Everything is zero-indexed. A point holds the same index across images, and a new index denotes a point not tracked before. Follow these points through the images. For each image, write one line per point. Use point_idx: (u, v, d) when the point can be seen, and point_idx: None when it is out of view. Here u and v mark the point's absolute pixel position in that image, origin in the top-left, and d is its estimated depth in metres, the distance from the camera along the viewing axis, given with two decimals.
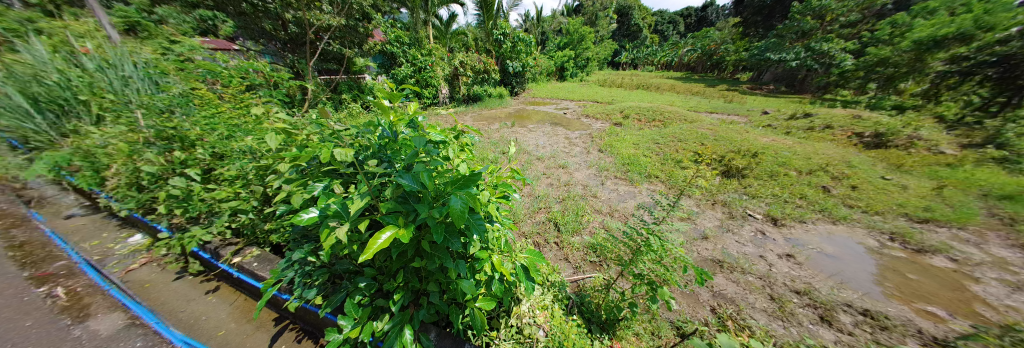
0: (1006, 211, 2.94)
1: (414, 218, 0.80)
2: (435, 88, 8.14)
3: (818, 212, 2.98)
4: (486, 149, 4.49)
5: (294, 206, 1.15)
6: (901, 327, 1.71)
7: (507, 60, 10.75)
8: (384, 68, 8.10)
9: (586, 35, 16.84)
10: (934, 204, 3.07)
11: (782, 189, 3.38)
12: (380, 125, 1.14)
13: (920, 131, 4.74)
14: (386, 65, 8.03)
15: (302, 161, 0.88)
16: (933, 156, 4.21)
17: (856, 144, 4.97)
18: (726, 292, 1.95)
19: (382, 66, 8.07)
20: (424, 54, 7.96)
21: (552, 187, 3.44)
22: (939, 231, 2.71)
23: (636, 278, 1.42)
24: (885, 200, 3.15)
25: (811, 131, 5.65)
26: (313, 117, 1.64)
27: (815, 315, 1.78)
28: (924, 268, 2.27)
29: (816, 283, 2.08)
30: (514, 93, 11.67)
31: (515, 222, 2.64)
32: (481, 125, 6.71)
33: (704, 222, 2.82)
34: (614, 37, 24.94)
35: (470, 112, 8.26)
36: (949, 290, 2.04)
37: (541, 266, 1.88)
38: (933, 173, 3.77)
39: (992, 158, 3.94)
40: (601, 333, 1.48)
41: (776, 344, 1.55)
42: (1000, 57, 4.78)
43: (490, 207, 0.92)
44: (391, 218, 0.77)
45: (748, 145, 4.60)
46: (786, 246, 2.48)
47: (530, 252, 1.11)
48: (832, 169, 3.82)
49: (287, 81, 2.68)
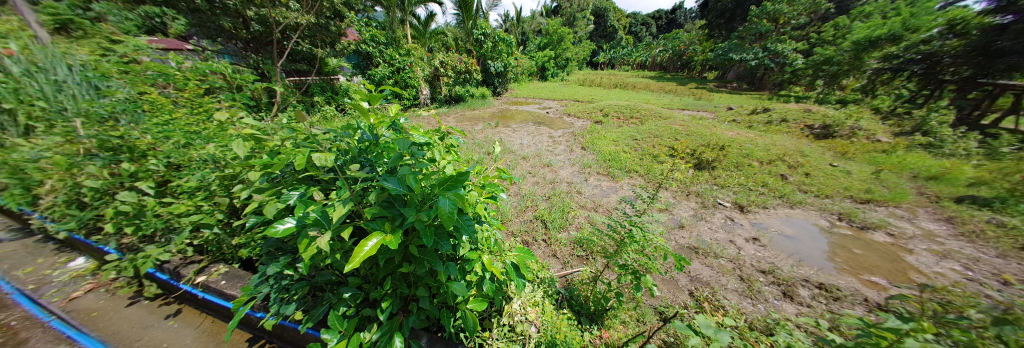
0: (931, 190, 3.42)
1: (400, 223, 0.78)
2: (416, 89, 7.94)
3: (778, 198, 3.27)
4: (471, 150, 4.47)
5: (266, 217, 1.07)
6: (849, 296, 1.93)
7: (488, 60, 10.71)
8: (360, 69, 7.78)
9: (565, 36, 17.18)
10: (872, 186, 3.49)
11: (747, 178, 3.67)
12: (360, 127, 1.11)
13: (860, 122, 5.33)
14: (362, 66, 7.74)
15: (276, 169, 0.83)
16: (872, 144, 4.74)
17: (808, 136, 5.49)
18: (702, 276, 2.09)
19: (359, 67, 7.75)
20: (402, 54, 7.74)
21: (538, 186, 3.49)
22: (878, 210, 3.09)
23: (621, 269, 1.48)
24: (833, 185, 3.52)
25: (770, 125, 6.17)
26: (284, 121, 1.55)
27: (779, 291, 1.96)
28: (868, 243, 2.57)
29: (778, 263, 2.28)
30: (497, 93, 11.68)
31: (503, 222, 2.66)
32: (464, 126, 6.64)
33: (680, 212, 2.99)
34: (591, 37, 25.63)
35: (453, 113, 8.14)
36: (888, 261, 2.33)
37: (530, 264, 1.91)
38: (871, 159, 4.26)
39: (920, 144, 4.54)
40: (591, 324, 1.55)
41: (746, 320, 1.69)
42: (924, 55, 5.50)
43: (478, 208, 0.93)
44: (375, 225, 0.74)
45: (716, 139, 4.92)
46: (752, 231, 2.71)
47: (521, 250, 1.11)
48: (789, 158, 4.19)
49: (252, 84, 2.49)
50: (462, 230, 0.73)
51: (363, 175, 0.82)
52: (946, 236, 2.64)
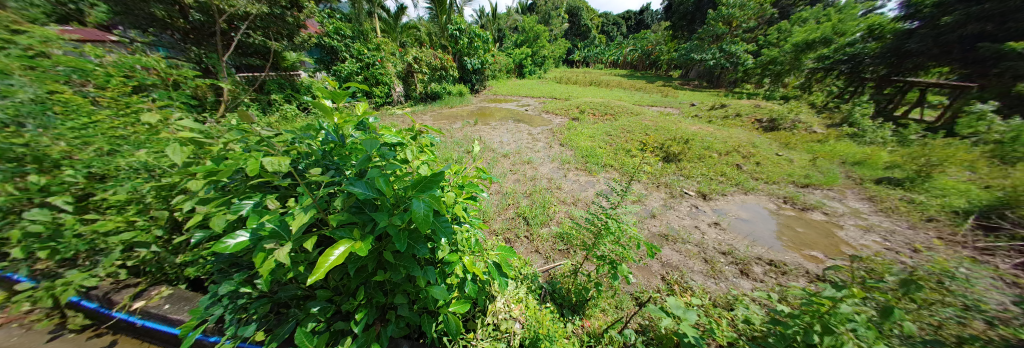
0: (856, 173, 3.98)
1: (371, 229, 0.74)
2: (388, 86, 7.57)
3: (734, 186, 3.61)
4: (450, 149, 4.36)
5: (214, 231, 0.96)
6: (794, 270, 2.19)
7: (465, 56, 10.47)
8: (323, 65, 7.18)
9: (540, 33, 17.33)
10: (810, 171, 3.98)
11: (708, 168, 4.00)
12: (323, 128, 1.04)
13: (800, 116, 6.04)
14: (327, 62, 7.16)
15: (221, 176, 0.75)
16: (809, 135, 5.39)
17: (758, 129, 6.10)
18: (672, 261, 2.25)
19: (322, 62, 7.14)
20: (372, 49, 7.30)
21: (519, 183, 3.50)
22: (816, 192, 3.54)
23: (599, 260, 1.55)
24: (779, 172, 3.95)
25: (726, 119, 6.75)
26: (233, 122, 1.39)
27: (737, 270, 2.17)
28: (807, 222, 2.94)
29: (736, 244, 2.52)
30: (474, 90, 11.52)
31: (485, 221, 2.65)
32: (442, 124, 6.47)
33: (651, 203, 3.18)
34: (566, 35, 26.10)
35: (429, 111, 7.89)
36: (824, 237, 2.68)
37: (513, 261, 1.93)
38: (809, 148, 4.85)
39: (847, 134, 5.25)
40: (574, 315, 1.61)
41: (711, 298, 1.86)
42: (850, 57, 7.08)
43: (456, 208, 0.91)
44: (343, 232, 0.70)
45: (681, 133, 5.28)
46: (713, 216, 2.97)
47: (503, 248, 1.11)
48: (743, 149, 4.62)
49: (193, 80, 2.19)
50: (437, 232, 0.71)
51: (327, 179, 0.76)
52: (869, 212, 3.10)
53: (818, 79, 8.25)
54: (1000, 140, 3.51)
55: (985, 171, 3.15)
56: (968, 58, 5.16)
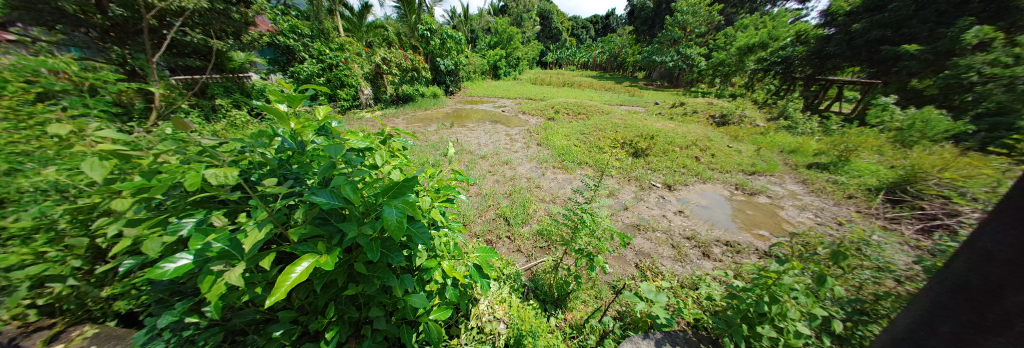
0: (792, 160, 4.57)
1: (339, 241, 0.70)
2: (355, 88, 7.16)
3: (695, 176, 3.95)
4: (425, 153, 4.23)
5: (149, 257, 0.84)
6: (746, 248, 2.47)
7: (437, 57, 10.22)
8: (279, 66, 6.57)
9: (513, 35, 17.51)
10: (756, 160, 4.50)
11: (672, 161, 4.33)
12: (278, 135, 0.97)
13: (745, 112, 6.79)
14: (283, 62, 6.58)
15: (155, 192, 0.67)
16: (754, 128, 6.07)
17: (712, 124, 6.74)
18: (644, 249, 2.41)
19: (277, 63, 6.54)
20: (335, 49, 6.83)
21: (498, 184, 3.51)
22: (761, 178, 4.01)
23: (578, 253, 1.62)
24: (731, 162, 4.40)
25: (686, 116, 7.36)
26: (169, 132, 1.23)
27: (700, 252, 2.39)
28: (755, 205, 3.32)
29: (698, 228, 2.77)
30: (449, 92, 11.31)
31: (465, 224, 2.62)
32: (416, 127, 6.26)
33: (624, 196, 3.37)
34: (538, 38, 26.63)
35: (402, 114, 7.58)
36: (769, 217, 3.05)
37: (495, 262, 1.94)
38: (754, 140, 5.47)
39: (783, 126, 6.00)
40: (556, 309, 1.66)
41: (678, 279, 2.03)
42: (783, 59, 8.18)
43: (432, 213, 0.90)
44: (305, 245, 0.65)
45: (647, 130, 5.65)
46: (678, 205, 3.23)
47: (484, 250, 1.11)
48: (700, 143, 5.07)
49: (113, 84, 1.88)
50: (410, 237, 0.69)
51: (284, 190, 0.71)
52: (803, 194, 3.58)
53: (759, 78, 9.35)
54: (897, 128, 4.24)
55: (887, 154, 3.80)
56: (873, 60, 6.15)
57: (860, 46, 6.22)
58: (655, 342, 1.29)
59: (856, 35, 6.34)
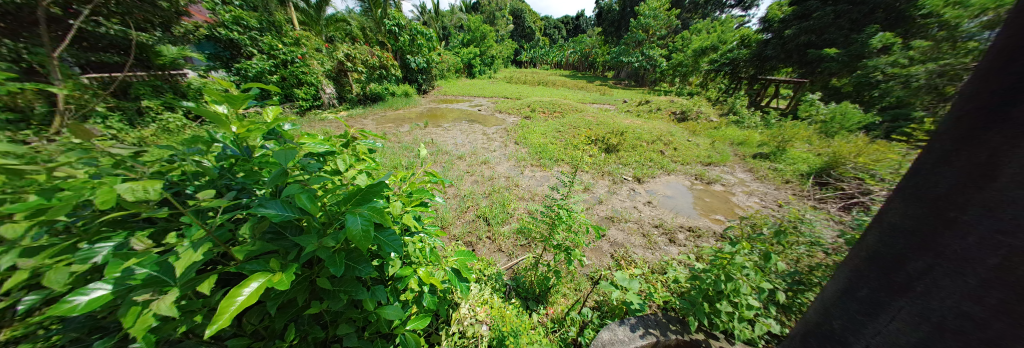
0: (741, 151, 5.11)
1: (296, 256, 0.64)
2: (315, 86, 6.59)
3: (660, 169, 4.24)
4: (398, 155, 4.02)
5: (51, 293, 0.69)
6: (706, 232, 2.72)
7: (407, 54, 9.78)
8: (221, 62, 5.51)
9: (486, 34, 17.33)
10: (711, 152, 4.97)
11: (640, 156, 4.60)
12: (218, 141, 0.86)
13: (701, 108, 7.45)
14: (226, 58, 5.54)
15: (54, 213, 0.55)
16: (709, 123, 6.68)
17: (674, 120, 7.29)
18: (617, 239, 2.55)
19: (219, 59, 5.48)
20: (289, 44, 6.19)
21: (477, 184, 3.46)
22: (717, 168, 4.43)
23: (556, 248, 1.65)
24: (691, 154, 4.81)
25: (651, 113, 7.86)
26: (71, 140, 1.01)
27: (667, 239, 2.58)
28: (712, 192, 3.67)
29: (664, 217, 2.99)
30: (421, 91, 10.90)
31: (443, 227, 2.54)
32: (387, 128, 5.95)
33: (599, 190, 3.51)
34: (512, 37, 26.67)
35: (371, 114, 7.15)
36: (723, 203, 3.40)
37: (475, 264, 1.92)
38: (709, 134, 6.02)
39: (733, 121, 6.68)
40: (538, 305, 1.68)
41: (648, 266, 2.18)
42: (732, 60, 9.10)
43: (404, 218, 0.85)
44: (255, 264, 0.59)
45: (618, 126, 5.94)
46: (646, 196, 3.45)
47: (462, 253, 1.08)
48: (664, 138, 5.45)
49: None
50: (377, 244, 0.65)
51: (225, 204, 0.63)
52: (750, 180, 4.03)
53: (711, 78, 10.33)
54: (822, 120, 4.94)
55: (814, 143, 4.41)
56: (802, 62, 7.08)
57: (792, 49, 7.15)
58: (630, 328, 1.34)
59: (789, 40, 7.24)
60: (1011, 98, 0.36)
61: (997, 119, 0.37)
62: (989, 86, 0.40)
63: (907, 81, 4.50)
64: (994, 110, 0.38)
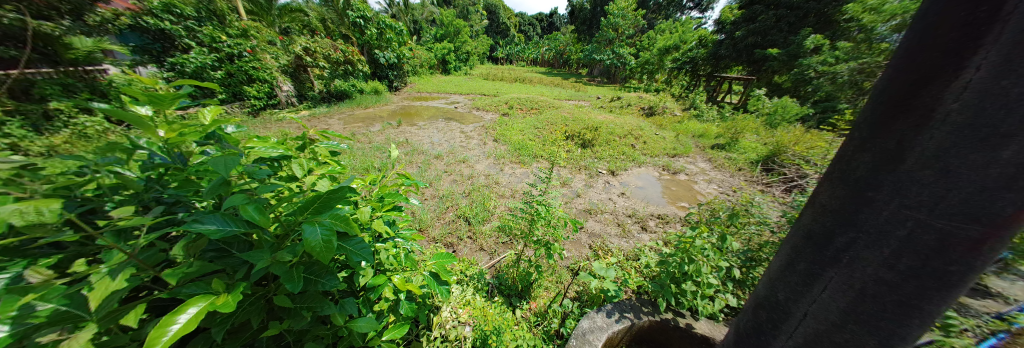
0: (702, 143, 5.56)
1: (245, 275, 0.57)
2: (269, 83, 5.95)
3: (632, 161, 4.48)
4: (369, 156, 3.79)
5: None
6: (673, 218, 2.93)
7: (375, 49, 9.20)
8: (151, 56, 4.65)
9: (460, 29, 16.89)
10: (676, 144, 5.35)
11: (614, 150, 4.81)
12: (142, 148, 0.74)
13: (666, 104, 7.96)
14: (158, 51, 4.67)
15: None
16: (674, 117, 7.17)
17: (643, 115, 7.71)
18: (594, 230, 2.66)
19: (148, 52, 4.60)
20: (235, 35, 5.47)
21: (456, 184, 3.39)
22: (681, 159, 4.78)
23: (536, 243, 1.67)
24: (659, 147, 5.13)
25: (623, 108, 8.25)
26: None
27: (640, 227, 2.74)
28: (678, 182, 3.95)
29: (636, 206, 3.17)
30: (392, 87, 10.38)
31: (422, 229, 2.45)
32: (356, 128, 5.58)
33: (576, 184, 3.61)
34: (487, 33, 26.25)
35: (337, 113, 6.66)
36: (687, 191, 3.69)
37: (455, 266, 1.88)
38: (675, 127, 6.46)
39: (694, 115, 7.24)
40: (521, 301, 1.70)
41: (622, 254, 2.30)
42: (692, 59, 9.83)
43: (375, 224, 0.80)
44: (194, 287, 0.52)
45: (592, 121, 6.15)
46: (620, 187, 3.62)
47: (440, 255, 1.04)
48: (635, 132, 5.75)
49: None
50: (340, 254, 0.61)
51: (150, 221, 0.54)
52: (709, 169, 4.41)
53: (674, 75, 11.09)
54: (767, 113, 5.53)
55: (761, 134, 4.95)
56: (750, 61, 7.85)
57: (742, 49, 7.89)
58: (607, 314, 1.40)
59: (739, 41, 7.99)
60: (922, 85, 0.39)
61: (912, 103, 0.40)
62: (901, 70, 0.42)
63: (833, 77, 5.18)
64: (908, 93, 0.41)
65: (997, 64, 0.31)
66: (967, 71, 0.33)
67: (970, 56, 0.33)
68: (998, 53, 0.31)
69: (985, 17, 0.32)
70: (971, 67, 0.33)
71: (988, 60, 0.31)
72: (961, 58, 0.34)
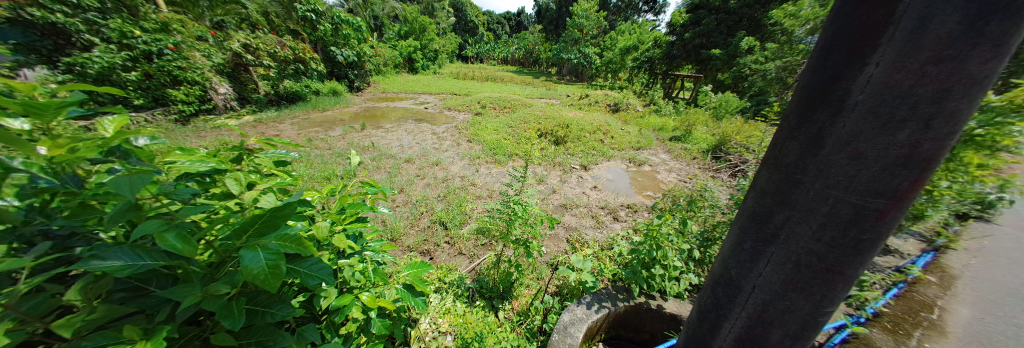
0: (662, 135, 6.03)
1: (168, 318, 0.48)
2: (200, 85, 5.15)
3: (603, 156, 4.69)
4: (329, 164, 3.47)
5: None
6: (640, 207, 3.13)
7: (330, 47, 8.57)
8: (39, 56, 3.77)
9: (426, 26, 16.25)
10: (640, 138, 5.74)
11: (585, 145, 5.01)
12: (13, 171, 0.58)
13: (629, 100, 8.49)
14: (49, 50, 3.81)
15: None
16: (637, 113, 7.69)
17: (609, 111, 8.14)
18: (570, 224, 2.74)
19: (36, 51, 3.73)
20: (152, 30, 4.64)
21: (429, 188, 3.26)
22: (644, 152, 5.13)
23: (516, 243, 1.66)
24: (625, 141, 5.45)
25: (591, 105, 8.62)
26: None
27: (612, 218, 2.89)
28: (644, 173, 4.24)
29: (608, 198, 3.33)
30: (353, 88, 9.67)
31: (394, 239, 2.32)
32: (312, 133, 5.08)
33: (552, 180, 3.68)
34: (455, 31, 25.61)
35: (289, 118, 6.00)
36: (651, 181, 3.97)
37: (432, 274, 1.81)
38: (638, 122, 6.91)
39: (654, 111, 7.82)
40: (503, 302, 1.68)
41: (597, 244, 2.40)
42: (649, 58, 10.61)
43: (337, 240, 0.73)
44: (98, 338, 0.42)
45: (563, 118, 6.32)
46: (592, 181, 3.78)
47: (414, 266, 0.98)
48: (603, 127, 6.05)
49: None
50: (292, 277, 0.54)
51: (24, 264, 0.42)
52: (669, 159, 4.80)
53: (635, 74, 11.89)
54: (714, 107, 6.18)
55: (710, 126, 5.51)
56: (697, 60, 8.70)
57: (691, 49, 8.72)
58: (587, 305, 1.44)
59: (688, 42, 8.81)
60: (834, 80, 0.45)
61: (827, 94, 0.46)
62: (812, 67, 0.48)
63: (764, 74, 5.96)
64: (823, 87, 0.47)
65: (892, 62, 0.37)
66: (869, 67, 0.39)
67: (872, 54, 0.38)
68: (892, 52, 0.36)
69: (880, 21, 0.38)
70: (872, 63, 0.38)
71: (886, 57, 0.37)
72: (864, 56, 0.40)
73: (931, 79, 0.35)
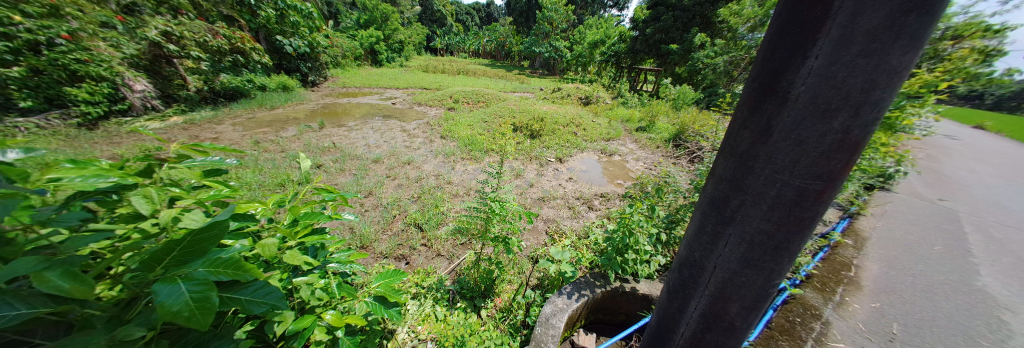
0: (629, 126, 6.37)
1: None
2: (108, 81, 4.29)
3: (576, 148, 4.83)
4: (283, 169, 3.12)
5: None
6: (611, 195, 3.28)
7: (276, 35, 7.86)
8: None
9: (389, 15, 15.13)
10: (609, 129, 5.98)
11: (560, 138, 5.10)
12: None
13: (598, 93, 8.82)
14: None
15: None
16: (606, 105, 8.02)
17: (581, 104, 8.36)
18: (548, 216, 2.79)
19: None
20: (38, 15, 3.67)
21: (402, 189, 3.09)
22: (613, 142, 5.38)
23: (495, 241, 1.64)
24: (597, 132, 5.65)
25: (563, 98, 8.79)
26: None
27: (587, 208, 2.99)
28: (614, 162, 4.46)
29: (582, 189, 3.45)
30: (307, 83, 8.81)
31: (365, 246, 2.17)
32: (261, 134, 4.53)
33: (529, 174, 3.71)
34: (421, 20, 24.25)
35: (232, 118, 5.29)
36: (620, 169, 4.20)
37: (409, 279, 1.73)
38: (608, 114, 7.22)
39: (622, 103, 8.21)
40: (485, 300, 1.67)
41: (574, 234, 2.47)
42: (615, 52, 11.05)
43: (290, 257, 0.65)
44: None
45: (537, 112, 6.37)
46: (567, 173, 3.87)
47: (384, 276, 0.92)
48: (576, 120, 6.21)
49: None
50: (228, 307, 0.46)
51: None
52: (636, 148, 5.09)
53: (603, 67, 12.33)
54: (673, 98, 6.65)
55: (670, 116, 5.93)
56: (658, 54, 9.26)
57: (653, 44, 9.23)
58: (567, 295, 1.48)
59: (649, 37, 9.29)
60: (778, 73, 0.48)
61: (773, 86, 0.49)
62: (759, 61, 0.51)
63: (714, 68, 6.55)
64: (768, 79, 0.50)
65: (830, 54, 0.40)
66: (810, 60, 0.42)
67: (811, 48, 0.42)
68: (830, 45, 0.39)
69: (819, 16, 0.41)
70: (813, 56, 0.41)
71: (824, 50, 0.40)
72: (804, 50, 0.43)
73: (861, 71, 0.39)
